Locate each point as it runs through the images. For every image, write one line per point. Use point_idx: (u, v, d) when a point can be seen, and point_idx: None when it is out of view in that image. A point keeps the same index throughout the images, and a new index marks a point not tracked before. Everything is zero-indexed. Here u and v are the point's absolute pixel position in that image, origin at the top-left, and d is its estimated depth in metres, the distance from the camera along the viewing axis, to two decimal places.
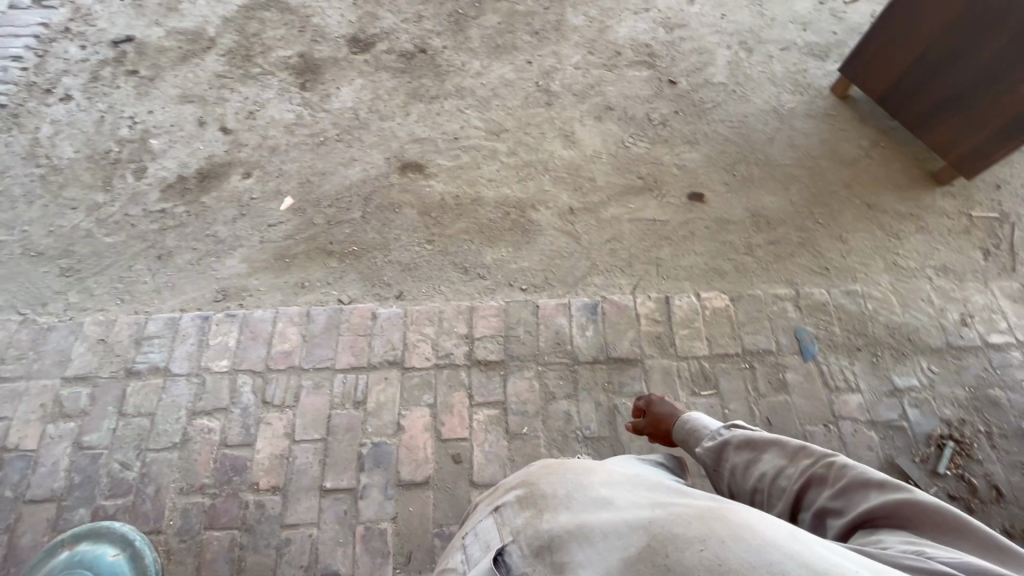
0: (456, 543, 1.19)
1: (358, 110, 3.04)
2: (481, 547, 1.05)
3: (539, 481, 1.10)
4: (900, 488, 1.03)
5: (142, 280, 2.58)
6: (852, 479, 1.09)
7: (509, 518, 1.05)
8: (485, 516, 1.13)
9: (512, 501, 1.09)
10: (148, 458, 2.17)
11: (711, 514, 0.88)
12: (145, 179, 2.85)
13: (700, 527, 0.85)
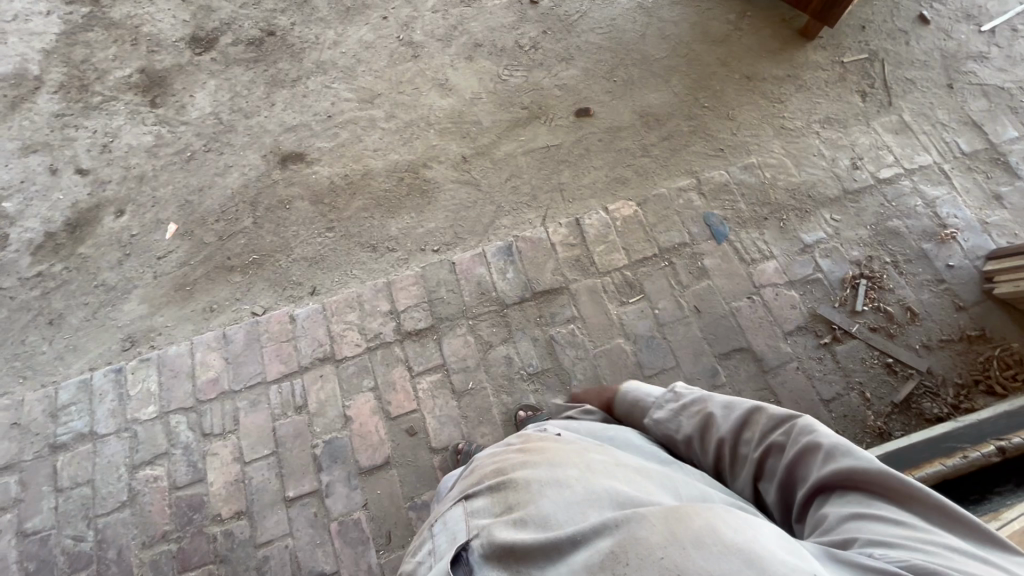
0: (424, 530, 1.12)
1: (220, 114, 2.84)
2: (448, 539, 0.98)
3: (514, 474, 1.02)
4: (851, 454, 0.94)
5: (39, 352, 2.41)
6: (804, 446, 1.01)
7: (480, 510, 0.99)
8: (457, 503, 1.06)
9: (484, 492, 1.03)
10: (101, 525, 2.10)
11: (677, 512, 0.77)
12: (9, 246, 2.62)
13: (663, 533, 0.74)
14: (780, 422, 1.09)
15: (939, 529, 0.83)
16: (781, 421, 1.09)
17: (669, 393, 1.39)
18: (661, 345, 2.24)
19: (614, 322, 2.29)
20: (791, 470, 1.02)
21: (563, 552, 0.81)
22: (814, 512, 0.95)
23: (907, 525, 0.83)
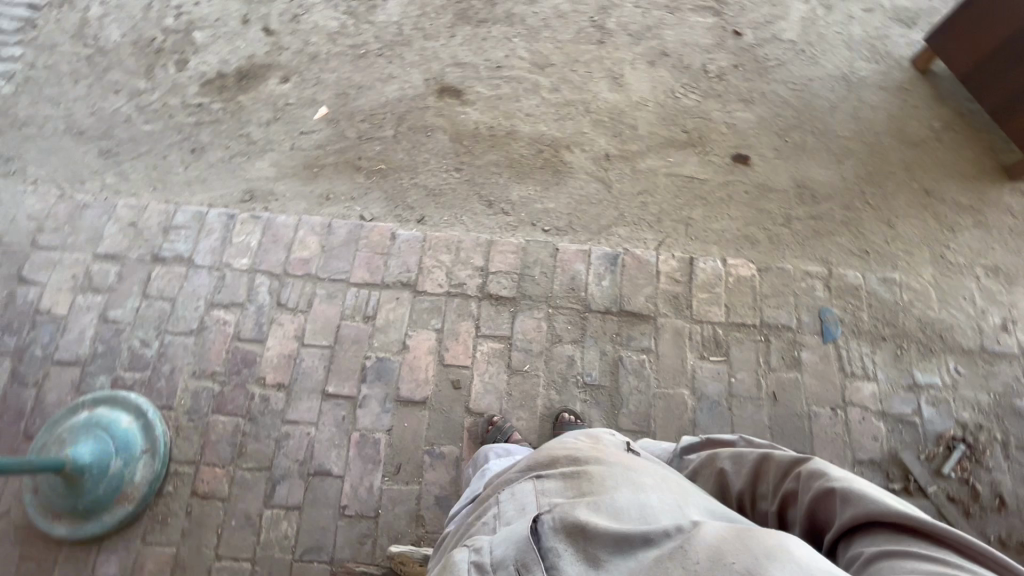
0: (483, 497, 1.14)
1: (402, 26, 2.93)
2: (516, 509, 1.00)
3: (590, 464, 1.04)
4: (859, 492, 0.94)
5: (174, 172, 2.63)
6: (816, 488, 1.00)
7: (550, 491, 1.01)
8: (525, 477, 1.08)
9: (556, 474, 1.03)
10: (166, 341, 2.28)
11: (750, 531, 0.80)
12: (185, 71, 2.85)
13: (735, 544, 0.77)
14: (789, 466, 1.09)
15: (962, 561, 0.81)
16: (789, 465, 1.09)
17: (682, 458, 1.39)
18: (723, 414, 2.15)
19: (686, 371, 2.22)
20: (812, 516, 0.99)
21: (632, 546, 0.83)
22: (843, 557, 0.91)
23: (933, 560, 0.81)
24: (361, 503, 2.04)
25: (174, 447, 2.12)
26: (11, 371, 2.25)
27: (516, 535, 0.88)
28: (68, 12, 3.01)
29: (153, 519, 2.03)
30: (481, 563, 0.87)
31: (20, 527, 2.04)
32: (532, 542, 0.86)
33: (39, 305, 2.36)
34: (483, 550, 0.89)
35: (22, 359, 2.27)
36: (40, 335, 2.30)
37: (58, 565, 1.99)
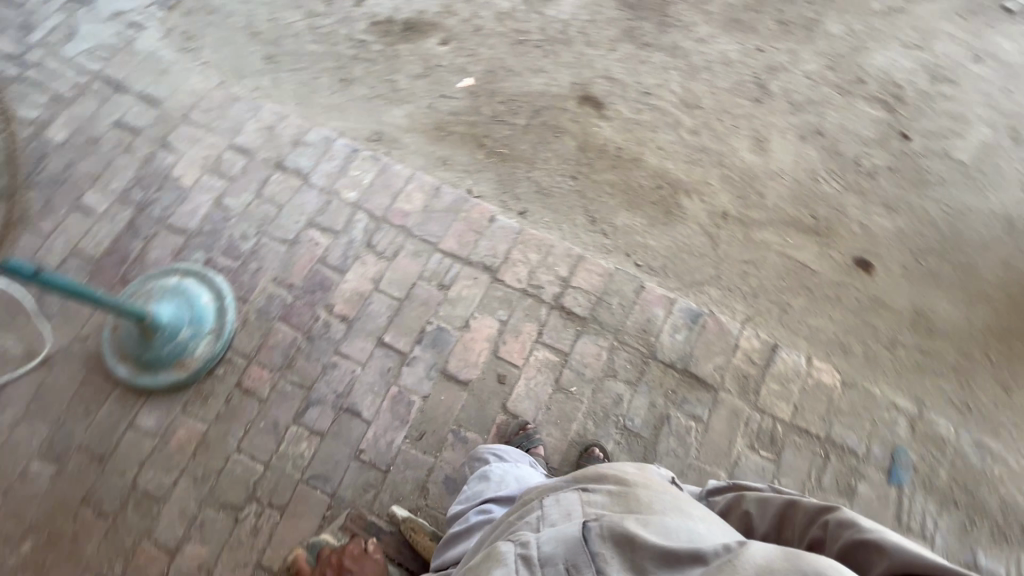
0: (525, 500, 1.17)
1: (568, 27, 2.96)
2: (561, 514, 1.01)
3: (638, 486, 1.04)
4: (898, 543, 0.84)
5: (320, 95, 2.80)
6: (849, 538, 0.90)
7: (595, 504, 1.02)
8: (572, 486, 1.09)
9: (603, 487, 1.05)
10: (262, 241, 2.44)
11: (799, 552, 0.76)
12: (360, 8, 3.03)
13: (782, 563, 0.74)
14: (817, 514, 0.99)
15: None
16: (818, 513, 0.99)
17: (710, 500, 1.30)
18: None
19: (730, 454, 2.11)
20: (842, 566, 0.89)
21: (680, 562, 0.82)
22: None
23: None
24: (376, 454, 2.10)
25: (236, 337, 2.27)
26: (131, 220, 2.48)
27: (563, 537, 0.92)
28: None
29: (198, 393, 2.19)
30: (529, 557, 0.92)
31: (91, 355, 2.25)
32: (581, 544, 0.89)
33: (171, 171, 2.58)
34: (531, 545, 0.93)
35: (142, 213, 2.50)
36: (163, 198, 2.53)
37: (108, 401, 2.18)
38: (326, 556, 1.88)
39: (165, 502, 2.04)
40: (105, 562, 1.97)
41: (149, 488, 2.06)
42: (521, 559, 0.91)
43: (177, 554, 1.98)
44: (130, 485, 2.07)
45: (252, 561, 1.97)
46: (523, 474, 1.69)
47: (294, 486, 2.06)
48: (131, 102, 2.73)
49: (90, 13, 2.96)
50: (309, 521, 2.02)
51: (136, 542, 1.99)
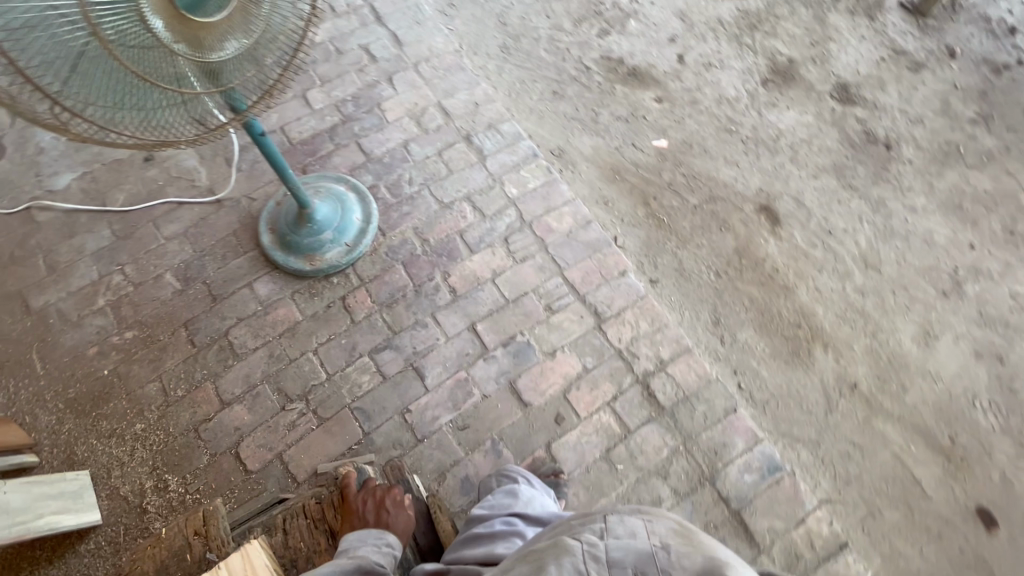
0: (578, 520, 1.22)
1: (783, 136, 2.89)
2: (624, 531, 1.05)
3: (701, 532, 1.07)
4: None
5: (529, 95, 2.99)
6: None
7: (660, 532, 1.04)
8: (636, 515, 1.12)
9: (667, 522, 1.09)
10: (421, 193, 2.65)
11: None
12: (600, 39, 3.19)
13: None
14: None
15: None
16: None
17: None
18: None
19: None
20: None
21: None
22: None
23: None
24: (419, 421, 2.16)
25: (361, 259, 2.47)
26: (333, 126, 2.81)
27: (632, 551, 0.98)
28: None
29: (310, 288, 2.41)
30: (597, 555, 0.98)
31: (250, 214, 2.57)
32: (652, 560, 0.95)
33: (382, 102, 2.89)
34: (599, 548, 1.00)
35: (344, 125, 2.82)
36: (366, 120, 2.84)
37: (243, 257, 2.48)
38: (371, 487, 1.69)
39: (240, 360, 2.26)
40: (174, 381, 2.23)
41: (235, 342, 2.30)
42: (589, 554, 0.98)
43: (226, 407, 2.18)
44: (223, 332, 2.32)
45: (277, 449, 2.11)
46: (546, 503, 1.74)
47: (341, 407, 2.19)
48: (381, 35, 3.11)
49: None
50: (337, 444, 2.13)
51: (203, 380, 2.23)
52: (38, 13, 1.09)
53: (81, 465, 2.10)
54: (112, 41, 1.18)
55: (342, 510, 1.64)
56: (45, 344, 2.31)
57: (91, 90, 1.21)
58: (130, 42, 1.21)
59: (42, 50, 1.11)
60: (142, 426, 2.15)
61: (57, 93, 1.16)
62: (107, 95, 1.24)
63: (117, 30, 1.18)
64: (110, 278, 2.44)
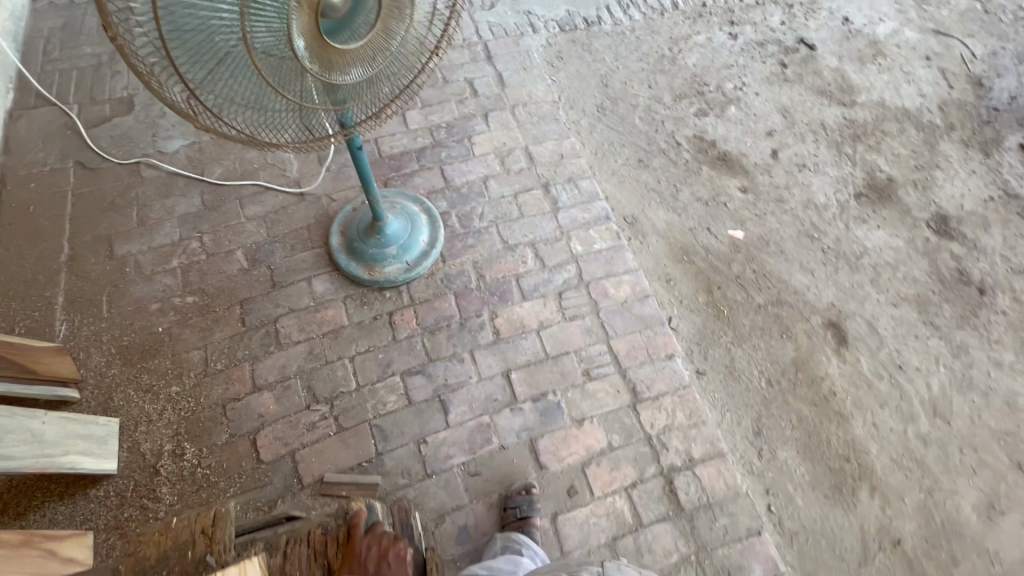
0: None
1: (867, 254, 2.76)
2: None
3: None
4: None
5: (614, 158, 3.01)
6: None
7: None
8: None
9: None
10: (489, 229, 2.69)
11: None
12: (696, 118, 3.20)
13: None
14: None
15: None
16: None
17: None
18: None
19: None
20: None
21: None
22: None
23: None
24: (432, 455, 2.14)
25: (417, 280, 2.52)
26: (423, 148, 2.93)
27: None
28: (685, 24, 3.62)
29: (362, 296, 2.47)
30: None
31: (326, 213, 2.69)
32: None
33: (473, 136, 2.99)
34: None
35: (433, 149, 2.93)
36: (454, 149, 2.94)
37: (309, 252, 2.58)
38: (377, 533, 1.63)
39: (280, 349, 2.34)
40: (217, 354, 2.32)
41: (280, 331, 2.37)
42: None
43: (256, 392, 2.24)
44: (273, 318, 2.41)
45: (292, 446, 2.14)
46: None
47: (361, 420, 2.20)
48: (488, 73, 3.25)
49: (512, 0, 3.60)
50: (348, 457, 2.13)
51: (242, 359, 2.31)
52: (207, 25, 1.12)
53: (114, 411, 2.20)
54: (260, 61, 1.23)
55: (345, 550, 1.56)
56: (116, 290, 2.47)
57: (226, 92, 1.29)
58: (275, 64, 1.26)
59: (197, 55, 1.16)
60: (178, 390, 2.25)
61: (197, 91, 1.24)
62: (236, 96, 1.31)
63: (268, 53, 1.23)
64: (189, 243, 2.60)
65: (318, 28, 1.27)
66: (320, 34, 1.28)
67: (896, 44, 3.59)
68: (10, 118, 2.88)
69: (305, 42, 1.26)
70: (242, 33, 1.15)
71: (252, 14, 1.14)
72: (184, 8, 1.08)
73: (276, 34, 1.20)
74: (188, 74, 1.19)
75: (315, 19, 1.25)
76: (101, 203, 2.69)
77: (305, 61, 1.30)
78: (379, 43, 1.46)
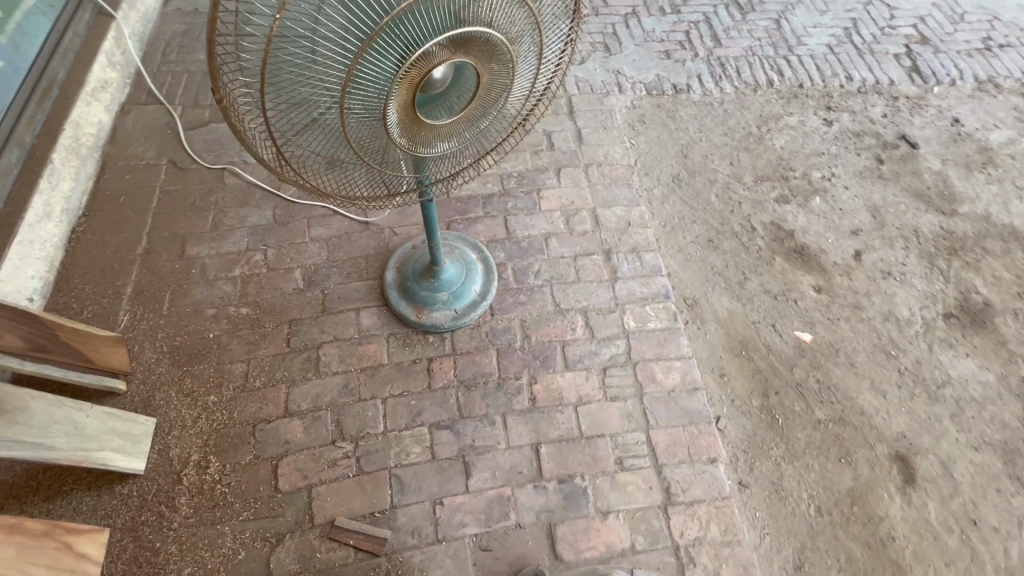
0: None
1: (950, 385, 2.50)
2: None
3: None
4: None
5: (683, 234, 2.90)
6: None
7: None
8: None
9: None
10: (543, 289, 2.64)
11: None
12: (776, 205, 3.06)
13: None
14: None
15: None
16: None
17: None
18: None
19: None
20: None
21: None
22: None
23: None
24: (446, 519, 2.06)
25: (462, 329, 2.49)
26: (491, 194, 2.93)
27: None
28: (778, 104, 3.49)
29: (406, 337, 2.46)
30: None
31: (387, 246, 2.72)
32: None
33: (543, 189, 2.97)
34: None
35: (501, 198, 2.93)
36: (521, 201, 2.92)
37: (363, 283, 2.61)
38: None
39: (318, 377, 2.35)
40: (258, 371, 2.37)
41: (321, 358, 2.40)
42: None
43: (287, 417, 2.25)
44: (316, 344, 2.44)
45: (310, 480, 2.12)
46: None
47: (382, 467, 2.16)
48: (567, 129, 3.25)
49: (603, 57, 3.60)
50: (362, 503, 2.09)
51: (280, 380, 2.34)
52: (306, 97, 1.12)
53: (153, 410, 2.26)
54: (350, 128, 1.23)
55: None
56: (179, 289, 2.57)
57: (312, 152, 1.30)
58: (364, 132, 1.26)
59: (291, 119, 1.17)
60: (215, 400, 2.30)
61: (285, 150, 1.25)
62: (321, 156, 1.32)
63: (361, 122, 1.22)
64: (253, 255, 2.69)
65: (414, 103, 1.25)
66: (413, 110, 1.27)
67: (1010, 155, 3.32)
68: (122, 111, 3.11)
69: (397, 115, 1.25)
70: (339, 103, 1.14)
71: (354, 88, 1.13)
72: (289, 77, 1.07)
73: (372, 108, 1.19)
74: (280, 131, 1.20)
75: (412, 94, 1.23)
76: (183, 203, 2.83)
77: (393, 133, 1.29)
78: (470, 121, 1.44)
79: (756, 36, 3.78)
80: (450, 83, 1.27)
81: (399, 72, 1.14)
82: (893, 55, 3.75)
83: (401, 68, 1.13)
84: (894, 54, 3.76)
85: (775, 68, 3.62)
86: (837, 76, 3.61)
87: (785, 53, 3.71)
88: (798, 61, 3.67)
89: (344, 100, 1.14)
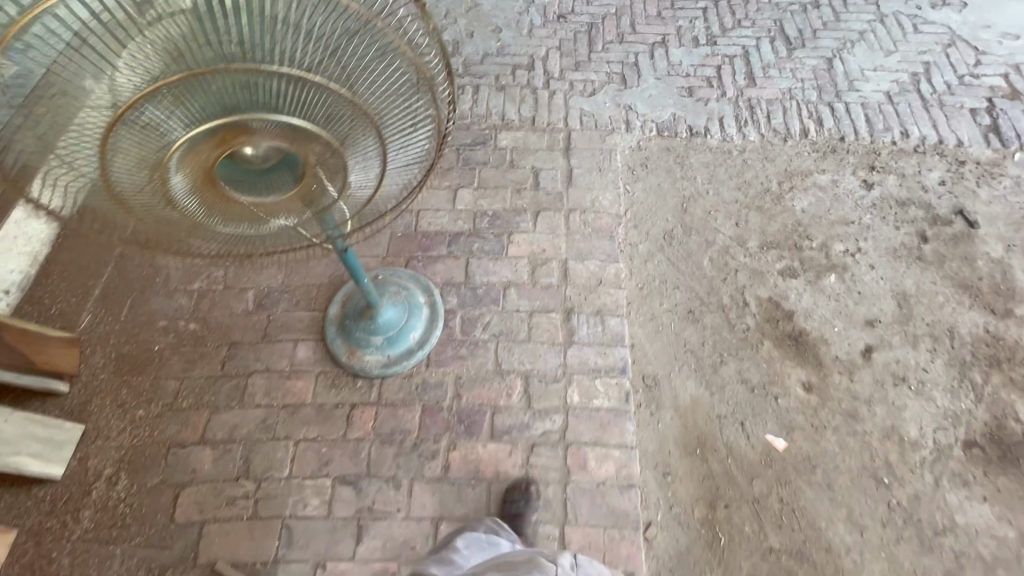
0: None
1: (950, 533, 2.05)
2: None
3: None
4: None
5: (661, 299, 2.60)
6: None
7: None
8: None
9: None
10: (487, 345, 2.45)
11: None
12: (781, 278, 2.66)
13: None
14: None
15: None
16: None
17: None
18: None
19: None
20: None
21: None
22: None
23: None
24: None
25: (392, 378, 2.37)
26: (459, 233, 2.78)
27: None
28: (810, 158, 3.04)
29: (334, 377, 2.38)
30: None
31: (340, 277, 2.64)
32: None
33: (515, 233, 2.78)
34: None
35: (468, 238, 2.76)
36: (489, 243, 2.75)
37: (308, 313, 2.56)
38: None
39: (240, 407, 2.33)
40: (188, 391, 2.38)
41: (248, 388, 2.37)
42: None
43: (200, 445, 2.24)
44: (247, 372, 2.41)
45: (205, 515, 2.11)
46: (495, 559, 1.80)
47: (277, 515, 2.09)
48: (558, 167, 3.02)
49: (617, 90, 3.32)
50: (248, 549, 2.05)
51: (205, 405, 2.34)
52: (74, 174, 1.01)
53: (85, 415, 2.33)
54: (137, 204, 1.11)
55: None
56: (139, 296, 2.64)
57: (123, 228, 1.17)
58: (154, 209, 1.13)
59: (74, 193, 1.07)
60: (142, 414, 2.33)
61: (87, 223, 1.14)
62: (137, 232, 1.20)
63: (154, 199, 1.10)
64: (213, 269, 2.70)
65: (213, 177, 1.11)
66: (215, 184, 1.12)
67: None
68: None
69: (198, 190, 1.12)
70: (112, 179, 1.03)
71: (121, 158, 1.02)
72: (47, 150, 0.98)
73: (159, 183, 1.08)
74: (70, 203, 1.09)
75: (206, 169, 1.09)
76: None
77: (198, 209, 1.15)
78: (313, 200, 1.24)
79: (800, 77, 3.33)
80: (256, 165, 1.12)
81: (168, 149, 1.01)
82: (970, 111, 3.16)
83: (172, 140, 1.00)
84: (971, 108, 3.17)
85: (814, 116, 3.17)
86: (890, 130, 3.10)
87: (830, 99, 3.23)
88: (845, 109, 3.19)
89: (107, 177, 1.02)
